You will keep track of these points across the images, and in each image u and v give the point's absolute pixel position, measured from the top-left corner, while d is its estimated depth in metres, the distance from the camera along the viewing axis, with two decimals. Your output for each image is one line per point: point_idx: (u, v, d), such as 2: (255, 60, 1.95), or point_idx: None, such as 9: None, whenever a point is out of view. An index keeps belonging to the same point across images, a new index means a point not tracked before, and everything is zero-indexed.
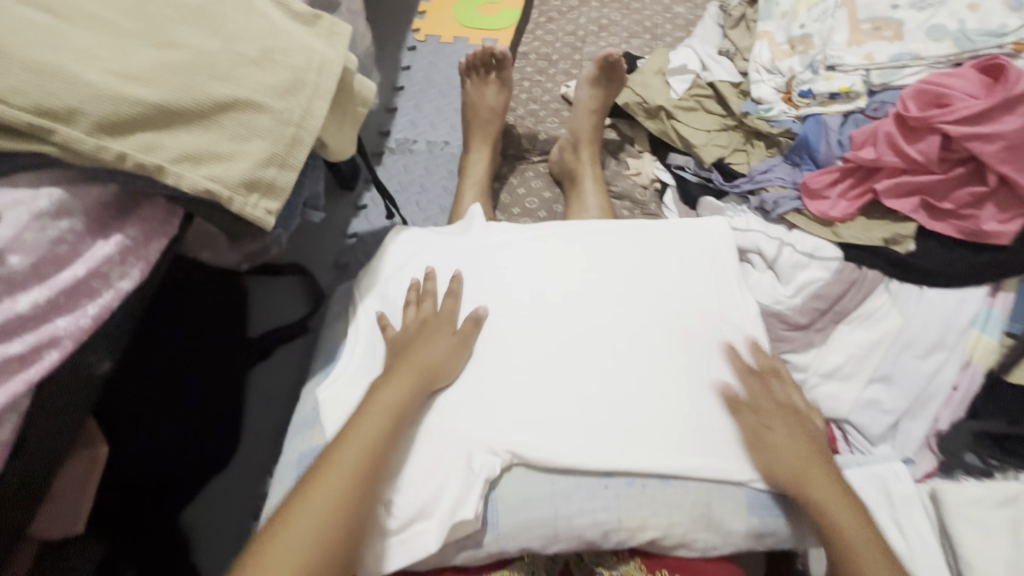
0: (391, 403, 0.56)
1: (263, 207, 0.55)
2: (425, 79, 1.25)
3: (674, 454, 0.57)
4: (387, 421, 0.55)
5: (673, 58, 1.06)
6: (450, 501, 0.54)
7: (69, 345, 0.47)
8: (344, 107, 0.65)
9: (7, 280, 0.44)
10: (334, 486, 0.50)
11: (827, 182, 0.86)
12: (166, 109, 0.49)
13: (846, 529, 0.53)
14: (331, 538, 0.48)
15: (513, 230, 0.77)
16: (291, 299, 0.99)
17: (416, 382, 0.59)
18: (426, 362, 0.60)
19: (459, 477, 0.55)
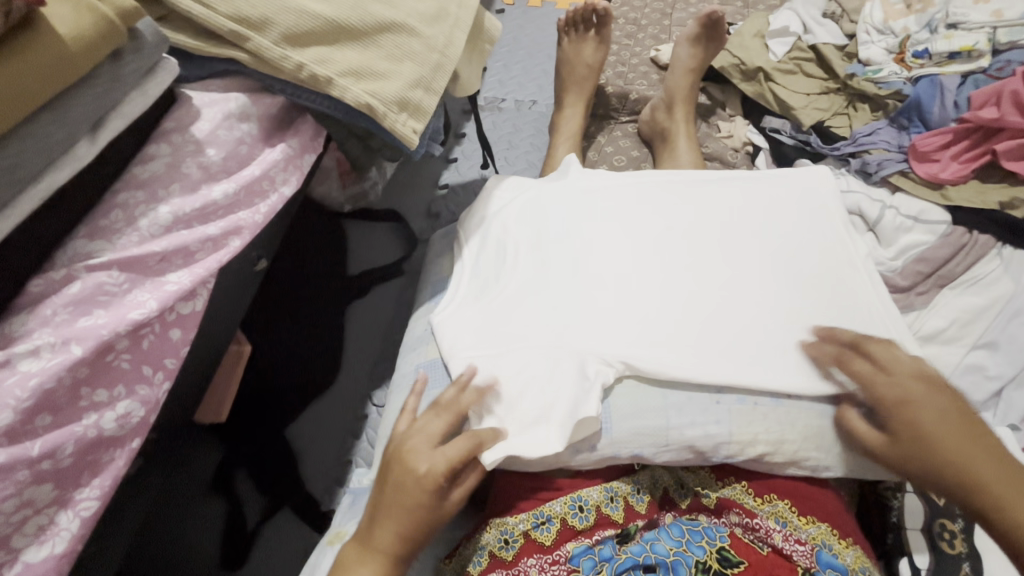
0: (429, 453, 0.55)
1: (410, 126, 0.58)
2: (514, 40, 1.27)
3: (790, 379, 0.59)
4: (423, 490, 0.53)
5: (775, 21, 1.05)
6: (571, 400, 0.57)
7: (248, 236, 0.51)
8: (475, 43, 0.68)
9: (206, 169, 0.49)
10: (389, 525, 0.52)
11: (939, 144, 0.84)
12: (337, 25, 0.53)
13: (930, 432, 0.51)
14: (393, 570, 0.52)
15: (613, 176, 0.79)
16: (387, 243, 1.02)
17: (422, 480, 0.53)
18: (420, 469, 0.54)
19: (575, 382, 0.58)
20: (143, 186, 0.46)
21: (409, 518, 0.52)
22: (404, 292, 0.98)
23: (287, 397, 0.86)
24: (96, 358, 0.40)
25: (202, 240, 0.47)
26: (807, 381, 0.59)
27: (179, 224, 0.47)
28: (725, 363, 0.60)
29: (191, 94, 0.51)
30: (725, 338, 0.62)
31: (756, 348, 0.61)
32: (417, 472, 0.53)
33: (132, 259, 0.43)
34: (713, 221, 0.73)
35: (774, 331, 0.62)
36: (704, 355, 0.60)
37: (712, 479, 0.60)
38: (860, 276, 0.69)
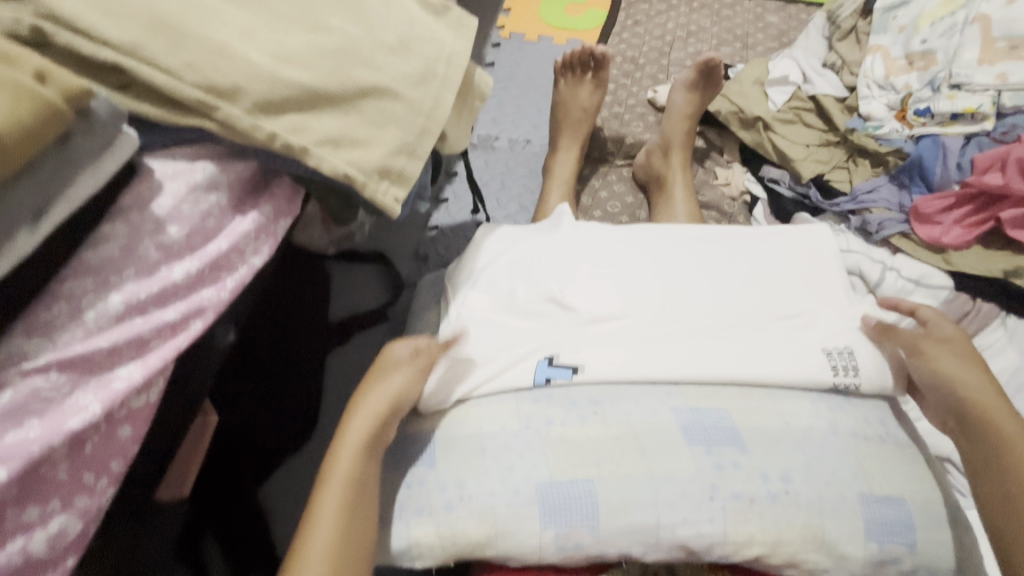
0: (393, 393, 0.56)
1: (392, 195, 0.55)
2: (509, 75, 1.25)
3: (790, 468, 0.55)
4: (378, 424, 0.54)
5: (774, 68, 1.04)
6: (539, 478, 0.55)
7: (211, 316, 0.48)
8: (464, 100, 0.65)
9: (166, 249, 0.46)
10: (342, 484, 0.49)
11: (942, 207, 0.82)
12: (315, 92, 0.50)
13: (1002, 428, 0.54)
14: (346, 541, 0.46)
15: (609, 232, 0.76)
16: (370, 286, 0.99)
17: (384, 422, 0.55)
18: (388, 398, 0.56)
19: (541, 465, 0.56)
20: (92, 273, 0.42)
21: (376, 448, 0.53)
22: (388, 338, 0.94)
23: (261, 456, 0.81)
24: (26, 474, 0.36)
25: (157, 328, 0.44)
26: (811, 474, 0.55)
27: (132, 312, 0.43)
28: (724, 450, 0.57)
29: (154, 165, 0.48)
30: (723, 421, 0.59)
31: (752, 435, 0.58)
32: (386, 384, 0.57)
33: (76, 358, 0.39)
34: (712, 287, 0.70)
35: (773, 416, 0.59)
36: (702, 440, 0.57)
37: (705, 573, 0.57)
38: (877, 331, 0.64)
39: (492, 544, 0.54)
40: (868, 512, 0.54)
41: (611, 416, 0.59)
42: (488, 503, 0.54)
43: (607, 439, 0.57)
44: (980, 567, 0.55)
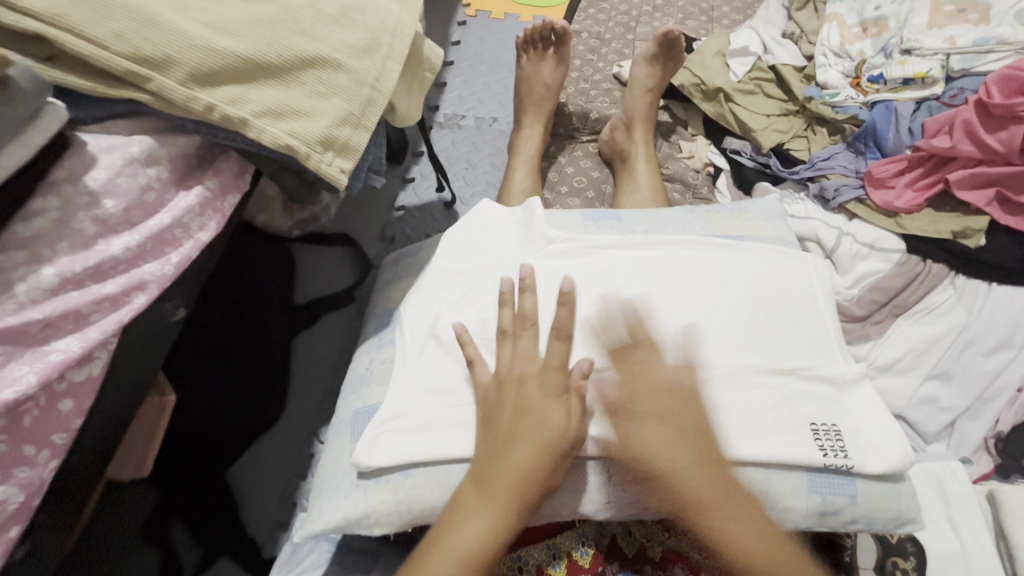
0: (525, 468, 0.51)
1: (337, 166, 0.55)
2: (475, 54, 1.24)
3: (737, 427, 0.57)
4: (535, 453, 0.52)
5: (734, 40, 1.04)
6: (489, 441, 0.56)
7: (155, 290, 0.48)
8: (413, 72, 0.65)
9: (102, 222, 0.46)
10: (488, 515, 0.50)
11: (894, 171, 0.84)
12: (252, 63, 0.50)
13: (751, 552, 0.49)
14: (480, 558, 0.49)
15: (573, 217, 0.78)
16: (338, 266, 0.98)
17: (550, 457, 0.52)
18: (553, 435, 0.53)
19: None
20: (24, 246, 0.41)
21: (528, 471, 0.51)
22: (356, 319, 0.94)
23: (231, 438, 0.82)
24: None
25: (96, 301, 0.44)
26: (760, 442, 0.56)
27: (68, 285, 0.43)
28: (683, 423, 0.56)
29: (89, 138, 0.47)
30: (683, 392, 0.58)
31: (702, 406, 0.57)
32: (547, 427, 0.53)
33: (10, 330, 0.39)
34: (695, 260, 0.70)
35: (734, 383, 0.59)
36: (660, 409, 0.57)
37: (658, 530, 0.58)
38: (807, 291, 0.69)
39: None
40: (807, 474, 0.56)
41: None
42: (444, 469, 0.56)
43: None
44: (914, 515, 0.58)
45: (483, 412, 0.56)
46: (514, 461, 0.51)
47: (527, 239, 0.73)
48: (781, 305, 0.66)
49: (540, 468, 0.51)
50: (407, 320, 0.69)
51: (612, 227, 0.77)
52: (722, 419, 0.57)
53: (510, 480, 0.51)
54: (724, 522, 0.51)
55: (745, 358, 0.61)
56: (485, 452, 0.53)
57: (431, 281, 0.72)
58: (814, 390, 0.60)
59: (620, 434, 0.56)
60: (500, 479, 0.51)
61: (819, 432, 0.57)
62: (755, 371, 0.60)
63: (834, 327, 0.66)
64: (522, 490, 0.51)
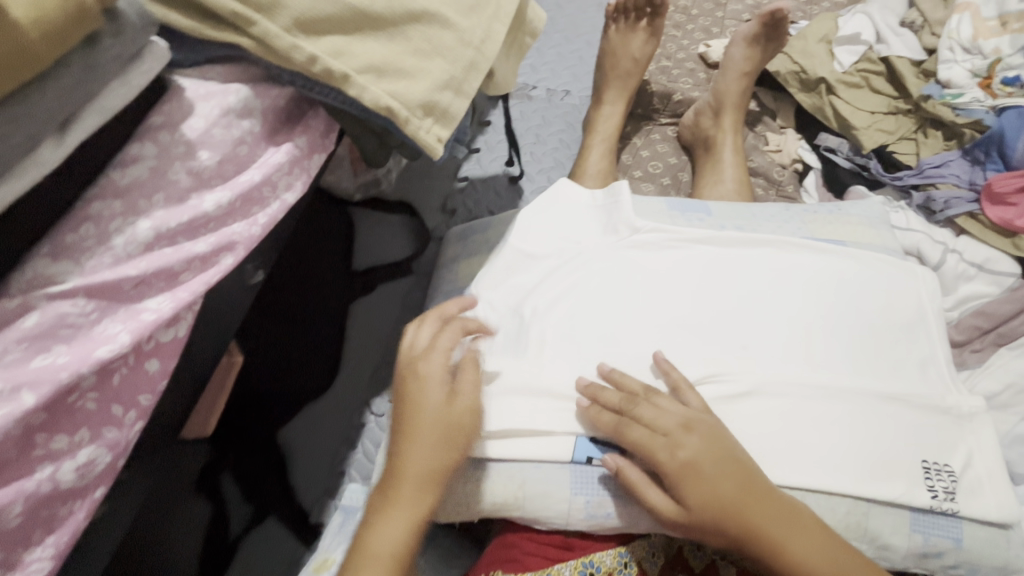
0: (434, 457, 0.49)
1: (435, 134, 0.51)
2: (551, 20, 1.17)
3: (836, 449, 0.52)
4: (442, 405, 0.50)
5: (844, 26, 0.95)
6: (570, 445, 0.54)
7: (242, 252, 0.45)
8: (514, 35, 0.60)
9: (197, 175, 0.43)
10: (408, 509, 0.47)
11: (1020, 187, 0.75)
12: (361, 12, 0.45)
13: None
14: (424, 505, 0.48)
15: (661, 207, 0.72)
16: (396, 235, 0.95)
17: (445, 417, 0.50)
18: (439, 392, 0.51)
19: (573, 440, 0.54)
20: (121, 196, 0.39)
21: (429, 410, 0.50)
22: (413, 291, 0.92)
23: (286, 402, 0.82)
24: (53, 402, 0.34)
25: (187, 260, 0.41)
26: (864, 474, 0.52)
27: (162, 240, 0.40)
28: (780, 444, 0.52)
29: (187, 83, 0.44)
30: (780, 411, 0.54)
31: (804, 433, 0.53)
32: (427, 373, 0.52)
33: (105, 286, 0.37)
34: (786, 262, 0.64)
35: (840, 404, 0.54)
36: (760, 428, 0.53)
37: None
38: (919, 309, 0.62)
39: (519, 507, 0.53)
40: (916, 518, 0.51)
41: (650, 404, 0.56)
42: (517, 465, 0.54)
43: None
44: None
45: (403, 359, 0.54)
46: (422, 440, 0.49)
47: (611, 227, 0.69)
48: (892, 323, 0.60)
49: (449, 451, 0.49)
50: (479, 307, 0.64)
51: (702, 221, 0.71)
52: (820, 441, 0.53)
53: (421, 451, 0.49)
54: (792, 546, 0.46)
55: (850, 378, 0.56)
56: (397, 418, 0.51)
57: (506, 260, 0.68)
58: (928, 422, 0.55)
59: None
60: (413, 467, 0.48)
61: (931, 471, 0.52)
62: (864, 397, 0.55)
63: (947, 350, 0.60)
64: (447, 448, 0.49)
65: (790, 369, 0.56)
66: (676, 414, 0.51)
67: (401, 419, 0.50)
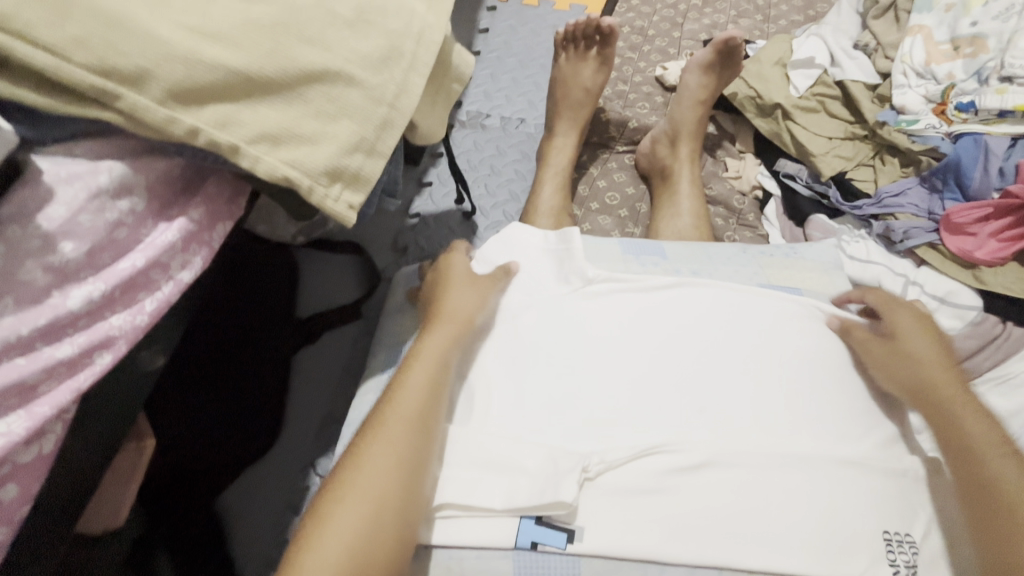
0: (423, 382, 0.51)
1: (345, 201, 0.46)
2: (504, 44, 1.13)
3: (802, 522, 0.48)
4: (440, 361, 0.53)
5: (799, 49, 0.93)
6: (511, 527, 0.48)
7: (124, 347, 0.40)
8: (439, 83, 0.56)
9: (59, 271, 0.38)
10: (393, 434, 0.47)
11: (977, 218, 0.74)
12: (247, 78, 0.41)
13: None
14: (404, 470, 0.46)
15: (613, 253, 0.69)
16: (345, 278, 0.90)
17: (438, 367, 0.52)
18: (437, 353, 0.53)
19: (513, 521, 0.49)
20: None
21: (423, 360, 0.52)
22: (362, 337, 0.87)
23: (226, 466, 0.74)
24: None
25: (46, 369, 0.37)
26: (828, 550, 0.48)
27: (13, 350, 0.35)
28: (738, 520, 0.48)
29: (48, 165, 0.39)
30: (738, 481, 0.50)
31: (763, 508, 0.49)
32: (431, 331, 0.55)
33: None
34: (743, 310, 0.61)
35: (800, 472, 0.51)
36: (714, 504, 0.49)
37: None
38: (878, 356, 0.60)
39: None
40: None
41: (602, 480, 0.50)
42: (454, 554, 0.48)
43: (601, 503, 0.49)
44: None
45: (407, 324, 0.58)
46: (411, 384, 0.50)
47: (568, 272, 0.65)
48: (848, 374, 0.58)
49: (436, 382, 0.51)
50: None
51: (655, 267, 0.67)
52: (783, 517, 0.48)
53: (415, 381, 0.51)
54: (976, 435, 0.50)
55: (807, 441, 0.53)
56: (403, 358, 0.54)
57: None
58: (895, 487, 0.51)
59: (658, 532, 0.48)
60: (404, 398, 0.50)
61: (894, 544, 0.49)
62: (821, 460, 0.52)
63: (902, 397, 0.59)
64: (434, 392, 0.51)
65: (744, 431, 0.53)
66: (900, 343, 0.58)
67: (405, 361, 0.53)
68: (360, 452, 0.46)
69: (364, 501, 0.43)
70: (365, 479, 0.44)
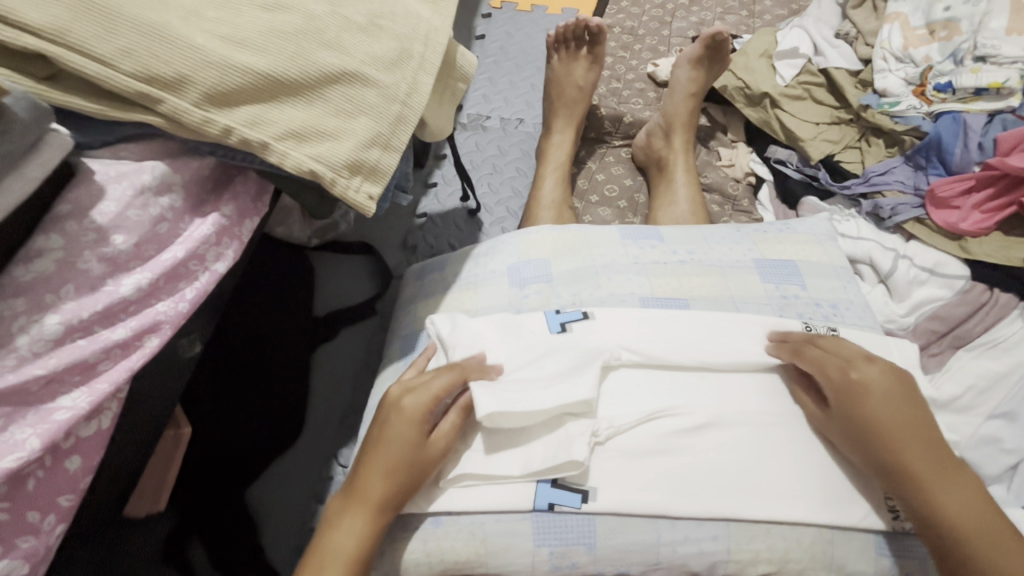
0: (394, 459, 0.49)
1: (365, 192, 0.49)
2: (500, 49, 1.18)
3: (803, 477, 0.52)
4: (404, 434, 0.49)
5: (783, 40, 0.97)
6: (529, 490, 0.52)
7: (169, 331, 0.44)
8: (445, 82, 0.60)
9: (111, 261, 0.42)
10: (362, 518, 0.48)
11: (960, 191, 0.77)
12: (274, 81, 0.45)
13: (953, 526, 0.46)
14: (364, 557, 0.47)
15: (615, 236, 0.72)
16: (357, 277, 0.94)
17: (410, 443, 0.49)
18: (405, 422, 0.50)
19: (528, 481, 0.52)
20: (23, 293, 0.37)
21: (392, 443, 0.49)
22: (376, 332, 0.90)
23: (252, 459, 0.77)
24: None
25: (105, 349, 0.40)
26: (823, 497, 0.51)
27: (75, 333, 0.39)
28: (742, 477, 0.51)
29: (97, 166, 0.43)
30: (741, 442, 0.53)
31: (762, 464, 0.52)
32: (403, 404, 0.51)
33: (8, 390, 0.35)
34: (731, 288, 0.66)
35: (795, 430, 0.54)
36: (718, 461, 0.52)
37: None
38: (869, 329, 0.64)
39: (482, 563, 0.51)
40: (878, 541, 0.51)
41: (611, 444, 0.53)
42: (476, 518, 0.52)
43: (611, 464, 0.52)
44: None
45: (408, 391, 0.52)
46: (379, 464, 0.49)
47: (571, 259, 0.70)
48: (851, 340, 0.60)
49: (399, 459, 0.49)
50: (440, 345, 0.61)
51: (654, 248, 0.71)
52: (782, 472, 0.52)
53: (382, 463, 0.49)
54: (926, 471, 0.47)
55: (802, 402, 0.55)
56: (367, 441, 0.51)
57: (467, 300, 0.70)
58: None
59: (665, 488, 0.51)
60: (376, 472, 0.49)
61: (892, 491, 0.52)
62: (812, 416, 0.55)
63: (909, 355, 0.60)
64: (398, 473, 0.49)
65: (746, 395, 0.56)
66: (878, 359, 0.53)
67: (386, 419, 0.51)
68: (335, 525, 0.48)
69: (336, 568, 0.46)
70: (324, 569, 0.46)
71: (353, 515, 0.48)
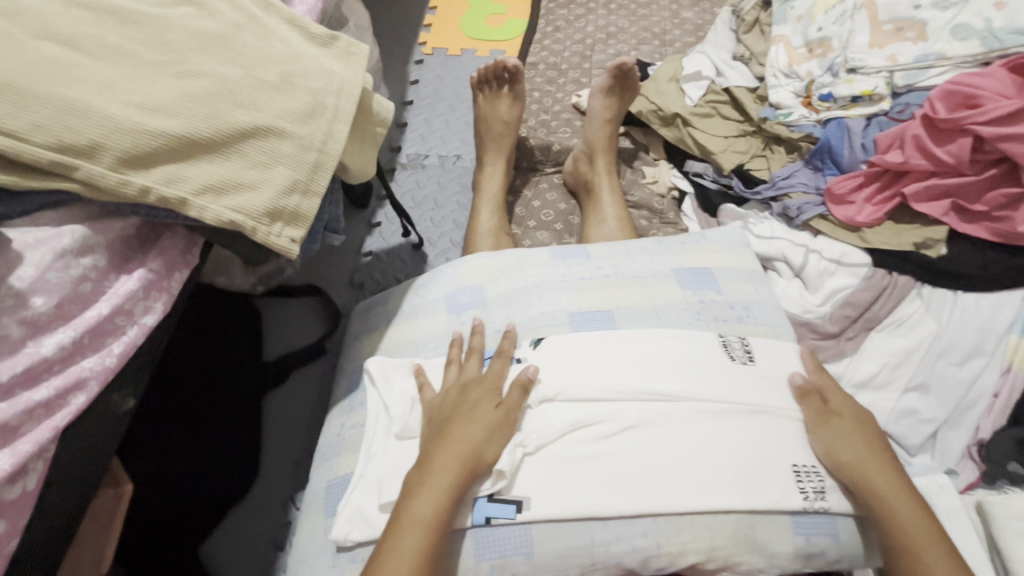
0: (471, 439, 0.54)
1: (287, 236, 0.52)
2: (433, 91, 1.24)
3: (729, 462, 0.55)
4: (487, 425, 0.55)
5: (687, 66, 1.06)
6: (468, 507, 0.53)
7: (97, 387, 0.45)
8: (363, 128, 0.64)
9: (31, 323, 0.43)
10: (438, 490, 0.51)
11: (852, 187, 0.85)
12: (188, 140, 0.48)
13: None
14: (441, 527, 0.50)
15: (545, 258, 0.76)
16: (306, 321, 0.95)
17: (495, 425, 0.55)
18: (479, 409, 0.56)
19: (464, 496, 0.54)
20: None
21: (467, 424, 0.55)
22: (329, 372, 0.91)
23: (202, 514, 0.75)
24: None
25: (27, 410, 0.41)
26: (744, 483, 0.54)
27: None
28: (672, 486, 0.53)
29: (15, 234, 0.45)
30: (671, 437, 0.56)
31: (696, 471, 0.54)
32: (474, 390, 0.59)
33: None
34: (651, 295, 0.71)
35: (717, 422, 0.57)
36: (647, 458, 0.55)
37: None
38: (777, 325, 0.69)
39: None
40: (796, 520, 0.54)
41: (541, 454, 0.56)
42: None
43: (544, 472, 0.54)
44: None
45: (490, 396, 0.58)
46: (460, 441, 0.54)
47: (505, 282, 0.74)
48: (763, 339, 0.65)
49: (476, 446, 0.53)
50: (370, 406, 0.65)
51: (580, 266, 0.75)
52: (707, 466, 0.54)
53: (462, 436, 0.54)
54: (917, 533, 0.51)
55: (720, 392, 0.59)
56: (437, 421, 0.57)
57: (408, 331, 0.73)
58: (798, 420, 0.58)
59: (597, 491, 0.53)
60: (451, 450, 0.53)
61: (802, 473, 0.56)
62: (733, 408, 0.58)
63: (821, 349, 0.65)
64: (469, 454, 0.53)
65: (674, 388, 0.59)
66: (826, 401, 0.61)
67: (452, 407, 0.57)
68: (416, 495, 0.51)
69: (423, 532, 0.49)
70: (408, 535, 0.48)
71: (433, 476, 0.52)
